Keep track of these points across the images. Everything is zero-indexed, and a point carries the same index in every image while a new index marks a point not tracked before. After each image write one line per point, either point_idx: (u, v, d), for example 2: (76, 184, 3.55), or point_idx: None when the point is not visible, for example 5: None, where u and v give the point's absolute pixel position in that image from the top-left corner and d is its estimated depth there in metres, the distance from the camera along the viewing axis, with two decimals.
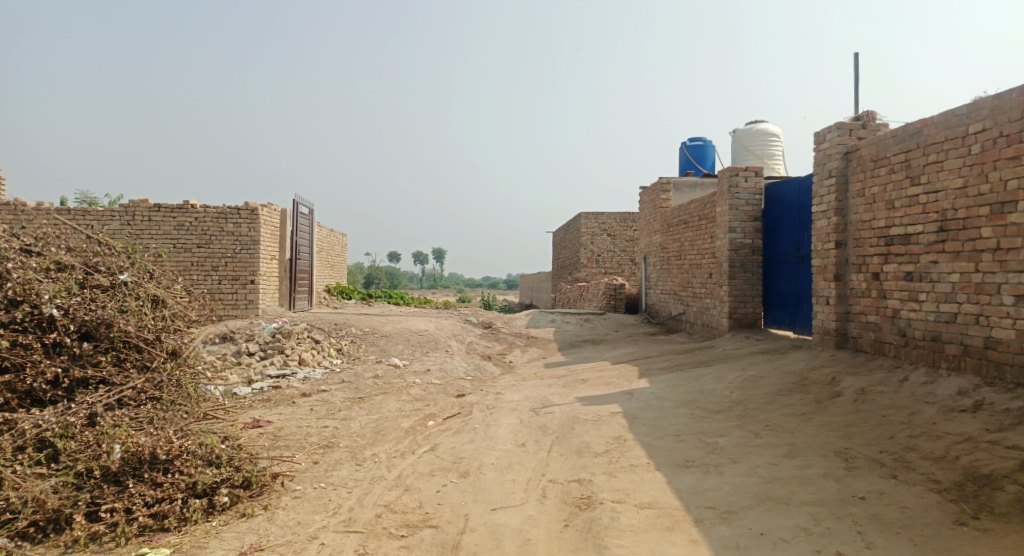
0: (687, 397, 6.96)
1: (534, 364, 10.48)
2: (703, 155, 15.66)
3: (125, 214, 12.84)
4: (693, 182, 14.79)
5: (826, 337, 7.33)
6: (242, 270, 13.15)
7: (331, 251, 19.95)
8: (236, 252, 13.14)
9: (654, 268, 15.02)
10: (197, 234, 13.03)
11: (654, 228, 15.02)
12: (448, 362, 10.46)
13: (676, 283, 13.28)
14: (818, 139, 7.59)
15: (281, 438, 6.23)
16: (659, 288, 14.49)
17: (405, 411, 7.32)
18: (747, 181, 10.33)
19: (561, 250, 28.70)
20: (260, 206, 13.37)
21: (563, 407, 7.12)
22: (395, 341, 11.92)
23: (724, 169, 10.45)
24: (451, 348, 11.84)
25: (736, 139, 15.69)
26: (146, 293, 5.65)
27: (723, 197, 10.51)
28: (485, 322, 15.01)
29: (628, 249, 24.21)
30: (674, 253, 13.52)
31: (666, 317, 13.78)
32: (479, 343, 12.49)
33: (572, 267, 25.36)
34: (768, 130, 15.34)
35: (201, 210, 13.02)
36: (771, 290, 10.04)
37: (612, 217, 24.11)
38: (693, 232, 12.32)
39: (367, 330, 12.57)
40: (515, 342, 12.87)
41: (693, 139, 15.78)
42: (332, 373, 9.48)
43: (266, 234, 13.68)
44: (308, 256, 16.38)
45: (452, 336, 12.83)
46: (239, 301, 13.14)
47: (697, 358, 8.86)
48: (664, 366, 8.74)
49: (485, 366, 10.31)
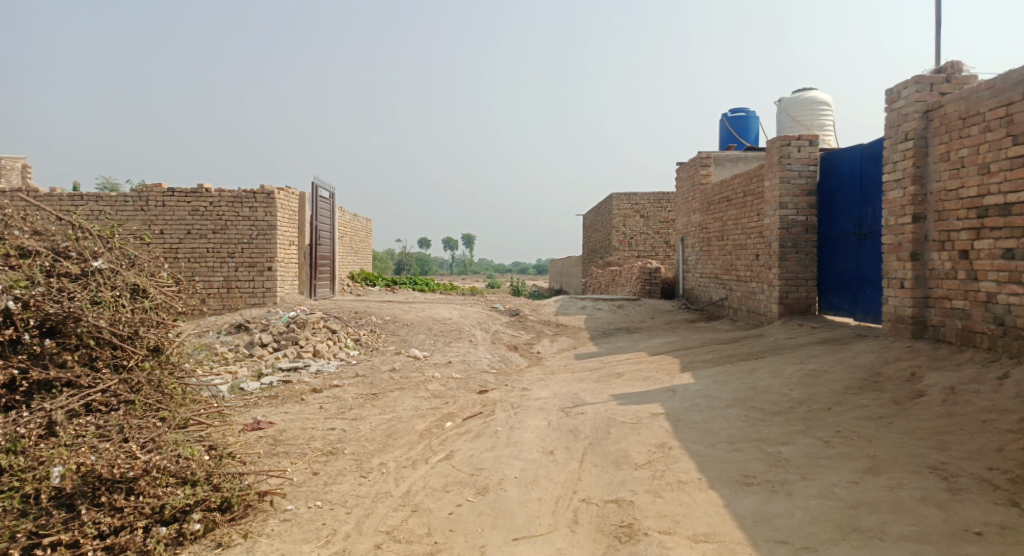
0: (739, 395, 6.11)
1: (565, 355, 9.71)
2: (746, 127, 14.57)
3: (138, 199, 12.34)
4: (735, 157, 13.75)
5: (899, 326, 6.40)
6: (259, 256, 12.60)
7: (354, 237, 19.38)
8: (253, 238, 12.58)
9: (693, 250, 14.07)
10: (212, 220, 12.50)
11: (692, 207, 14.04)
12: (472, 353, 9.74)
13: (718, 266, 12.33)
14: (891, 96, 6.62)
15: (281, 442, 5.58)
16: (698, 272, 13.54)
17: (421, 410, 6.62)
18: (800, 151, 9.33)
19: (592, 233, 27.76)
20: (277, 190, 12.77)
21: (597, 406, 6.34)
22: (417, 331, 11.24)
23: (774, 138, 9.47)
24: (476, 337, 11.13)
25: (782, 109, 14.57)
26: (125, 282, 4.87)
27: (773, 170, 9.54)
28: (512, 309, 14.26)
29: (663, 231, 23.16)
30: (715, 233, 12.56)
31: (707, 302, 12.85)
32: (506, 332, 11.75)
33: (604, 250, 24.43)
34: (817, 99, 14.18)
35: (216, 194, 12.48)
36: (827, 272, 9.09)
37: (646, 197, 23.07)
38: (737, 209, 11.35)
39: (388, 319, 11.92)
40: (544, 330, 12.10)
41: (734, 111, 14.69)
42: (348, 366, 8.85)
43: (284, 218, 13.10)
44: (329, 241, 15.80)
45: (478, 324, 12.11)
46: (256, 289, 12.60)
47: (746, 349, 7.98)
48: (709, 358, 7.89)
49: (512, 358, 9.57)
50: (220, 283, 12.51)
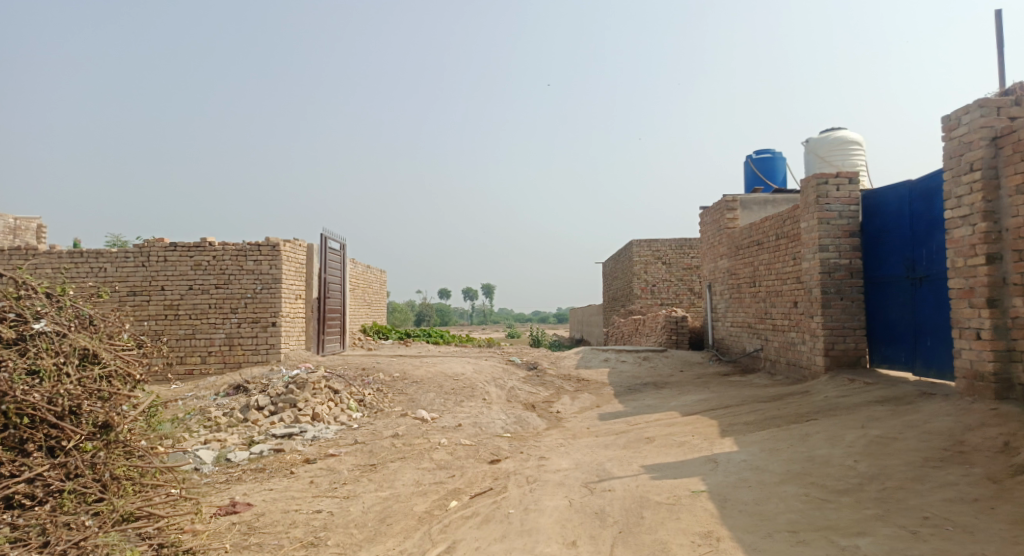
0: (794, 468, 5.20)
1: (587, 415, 8.83)
2: (773, 169, 13.87)
3: (139, 255, 11.87)
4: (763, 199, 13.01)
5: (978, 383, 5.49)
6: (263, 311, 11.97)
7: (367, 289, 18.80)
8: (257, 292, 12.00)
9: (721, 298, 13.21)
10: (215, 274, 11.96)
11: (719, 252, 13.26)
12: (485, 414, 8.89)
13: (751, 314, 11.45)
14: (949, 123, 5.88)
15: (257, 530, 4.77)
16: (729, 320, 12.64)
17: (423, 487, 5.78)
18: (838, 189, 8.57)
19: (612, 281, 26.98)
20: (282, 242, 12.25)
21: (627, 481, 5.46)
22: (427, 389, 10.43)
23: (809, 176, 8.73)
24: (491, 395, 10.29)
25: (811, 149, 13.88)
26: (72, 346, 4.16)
27: (809, 211, 8.77)
28: (530, 362, 13.42)
29: (686, 278, 22.31)
30: (746, 279, 11.72)
31: (740, 353, 11.91)
32: (523, 388, 10.90)
33: (625, 298, 23.58)
34: (847, 137, 13.48)
35: (219, 248, 11.99)
36: (876, 320, 8.22)
37: (667, 243, 22.34)
38: (770, 253, 10.55)
39: (396, 376, 11.14)
40: (564, 386, 11.22)
41: (759, 152, 14.03)
42: (349, 430, 8.05)
43: (290, 271, 12.53)
44: (339, 294, 15.20)
45: (492, 380, 11.28)
46: (259, 346, 11.92)
47: (792, 409, 7.06)
48: (751, 419, 6.98)
49: (529, 418, 8.71)
50: (222, 340, 11.87)
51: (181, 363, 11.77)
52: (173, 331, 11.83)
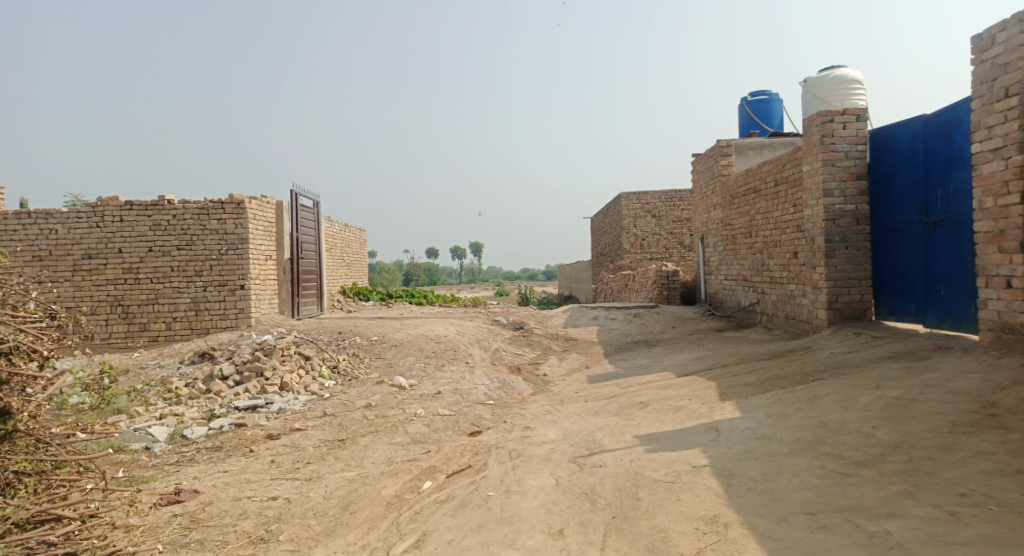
0: (805, 437, 4.66)
1: (576, 377, 8.29)
2: (769, 112, 13.11)
3: (93, 215, 11.04)
4: (759, 144, 12.30)
5: (1007, 338, 4.95)
6: (230, 273, 11.25)
7: (346, 248, 18.05)
8: (222, 253, 11.24)
9: (715, 250, 12.63)
10: (176, 234, 11.17)
11: (713, 202, 12.62)
12: (467, 379, 8.33)
13: (747, 266, 10.88)
14: (980, 43, 5.20)
15: (200, 523, 4.19)
16: (723, 274, 12.08)
17: (394, 465, 5.21)
18: (845, 128, 7.89)
19: (600, 236, 26.34)
20: (248, 199, 11.45)
21: (620, 454, 4.91)
22: (406, 353, 9.84)
23: (814, 114, 8.03)
24: (474, 358, 9.73)
25: (809, 90, 13.11)
26: None
27: (812, 152, 8.10)
28: (516, 321, 12.84)
29: (676, 232, 21.69)
30: (741, 229, 11.12)
31: (734, 308, 11.38)
32: (508, 349, 10.34)
33: (614, 253, 23.00)
34: (847, 76, 12.71)
35: (180, 206, 11.17)
36: (885, 270, 7.64)
37: (657, 196, 21.64)
38: (768, 201, 9.91)
39: (374, 340, 10.53)
40: (551, 346, 10.67)
41: (755, 94, 13.23)
42: (319, 400, 7.46)
43: (259, 231, 11.77)
44: (315, 254, 14.46)
45: (476, 342, 10.71)
46: (227, 311, 11.22)
47: (796, 368, 6.53)
48: (753, 380, 6.44)
49: (513, 382, 8.15)
50: (187, 305, 11.15)
51: (145, 330, 11.08)
52: (134, 297, 11.09)
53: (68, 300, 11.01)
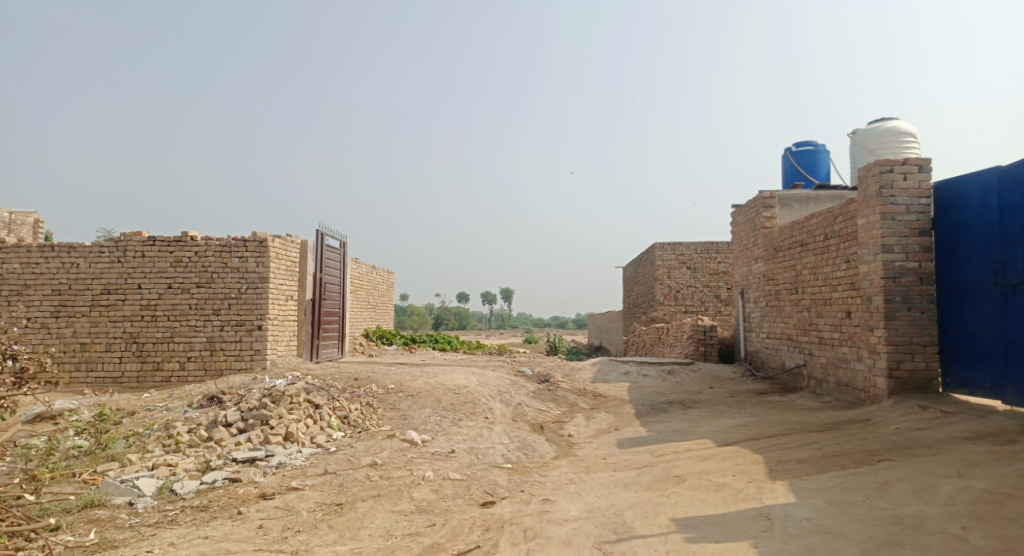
0: (878, 535, 3.90)
1: (604, 440, 7.58)
2: (815, 163, 12.46)
3: (114, 249, 10.84)
4: (804, 196, 11.64)
5: None
6: (248, 313, 10.86)
7: (372, 290, 17.71)
8: (242, 292, 10.89)
9: (756, 305, 11.88)
10: (197, 272, 10.88)
11: (754, 254, 11.94)
12: (485, 437, 7.69)
13: (793, 325, 10.11)
14: None
15: None
16: (766, 331, 11.28)
17: (394, 541, 4.56)
18: (906, 179, 7.23)
19: (633, 286, 25.65)
20: (271, 237, 11.17)
21: (655, 543, 4.20)
22: (423, 404, 9.25)
23: (870, 163, 7.42)
24: (495, 412, 9.07)
25: (859, 142, 12.49)
26: None
27: (869, 204, 7.45)
28: (542, 373, 12.18)
29: (712, 284, 20.88)
30: (787, 285, 10.39)
31: (778, 369, 10.56)
32: (532, 404, 9.67)
33: (647, 305, 22.25)
34: (900, 129, 12.05)
35: (203, 243, 10.92)
36: (954, 336, 6.88)
37: (692, 247, 20.97)
38: (817, 255, 9.22)
39: (390, 389, 9.97)
40: (579, 403, 9.97)
41: (800, 144, 12.62)
42: (323, 455, 6.89)
43: (281, 270, 11.43)
44: (339, 296, 14.10)
45: (498, 394, 10.07)
46: (243, 352, 10.78)
47: (855, 444, 5.74)
48: (806, 456, 5.67)
49: (535, 443, 7.46)
50: (202, 345, 10.76)
51: (158, 369, 10.69)
52: (149, 334, 10.75)
53: (83, 336, 10.73)
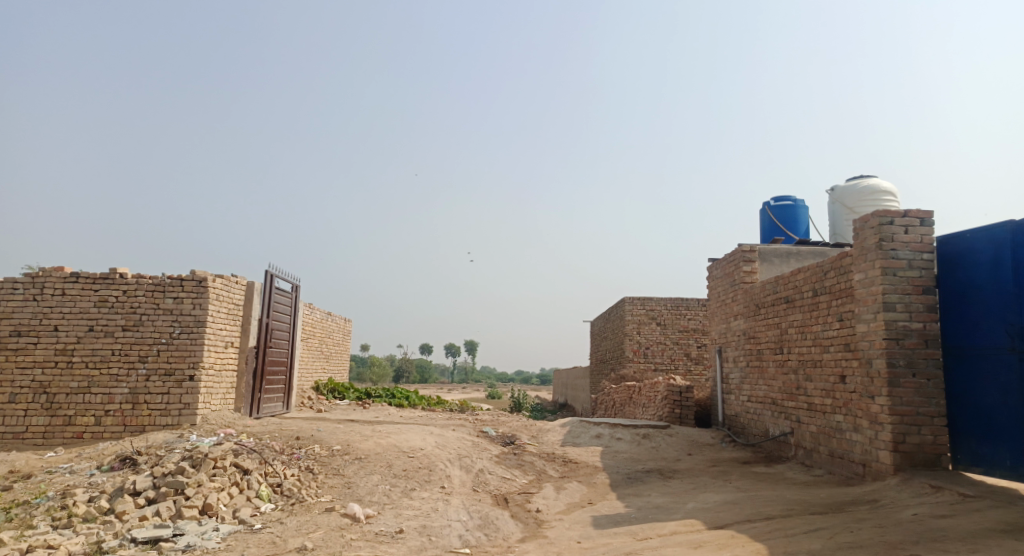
0: None
1: (577, 518, 6.63)
2: (794, 219, 12.05)
3: (30, 286, 9.66)
4: (785, 252, 11.14)
5: None
6: (180, 361, 9.71)
7: (327, 339, 16.59)
8: (174, 337, 9.76)
9: (735, 366, 11.19)
10: (124, 313, 9.74)
11: (733, 311, 11.33)
12: (440, 512, 6.67)
13: (777, 389, 9.41)
14: None
15: None
16: (747, 394, 10.56)
17: None
18: (906, 233, 6.70)
19: (601, 341, 24.93)
20: (213, 277, 10.14)
21: None
22: (372, 469, 8.18)
23: (868, 214, 6.89)
24: (453, 480, 8.04)
25: (838, 199, 12.13)
26: None
27: (867, 257, 6.88)
28: (506, 434, 11.18)
29: (682, 342, 20.26)
30: (770, 344, 9.74)
31: (761, 436, 9.80)
32: (495, 470, 8.66)
33: (616, 361, 21.48)
34: (879, 187, 11.75)
35: (133, 281, 9.82)
36: (966, 408, 6.27)
37: (662, 302, 20.44)
38: (805, 313, 8.61)
39: (336, 451, 8.87)
40: (546, 469, 9.00)
41: (779, 200, 12.22)
42: (245, 534, 5.78)
43: (222, 314, 10.36)
44: (289, 344, 12.99)
45: (457, 458, 9.05)
46: (170, 405, 9.57)
47: (871, 533, 4.93)
48: (816, 547, 4.81)
49: (498, 520, 6.47)
50: (123, 396, 9.53)
51: (69, 424, 9.39)
52: (63, 384, 9.49)
53: None
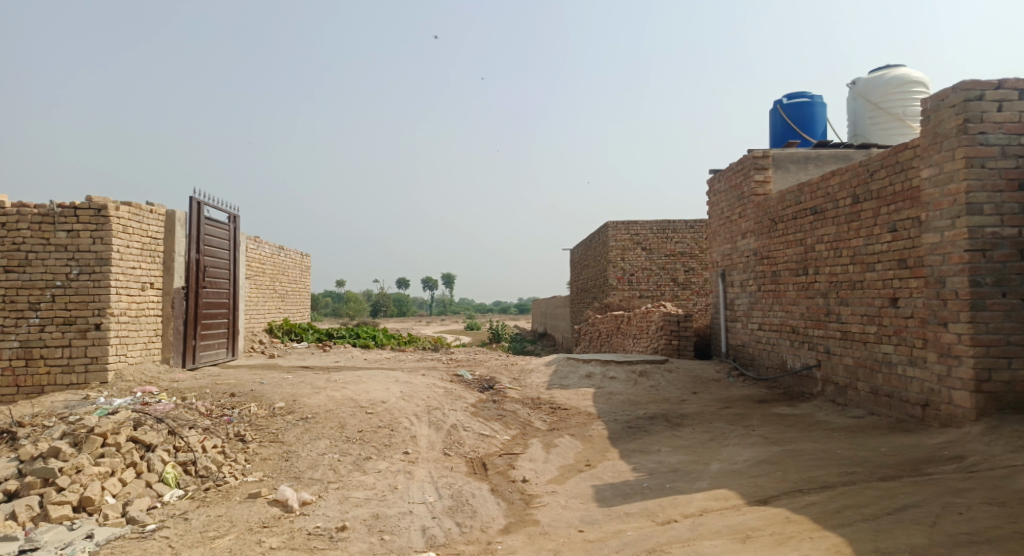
0: None
1: (575, 490, 5.22)
2: (810, 118, 10.38)
3: None
4: (802, 155, 9.52)
5: None
6: (82, 308, 7.98)
7: (280, 276, 14.82)
8: (71, 279, 7.98)
9: (743, 290, 9.76)
10: (4, 251, 7.88)
11: (740, 227, 9.80)
12: (401, 490, 5.21)
13: (799, 316, 8.01)
14: None
15: None
16: (757, 321, 9.18)
17: None
18: (1000, 110, 5.18)
19: (581, 270, 23.48)
20: (116, 204, 8.28)
21: None
22: (318, 432, 6.67)
23: (948, 88, 5.33)
24: (419, 442, 6.57)
25: (860, 93, 10.42)
26: None
27: (942, 146, 5.39)
28: (483, 377, 9.74)
29: (669, 267, 18.84)
30: (790, 263, 8.27)
31: (778, 370, 8.47)
32: (471, 424, 7.20)
33: (599, 290, 20.09)
34: (908, 77, 10.08)
35: (13, 211, 7.91)
36: None
37: (647, 226, 18.89)
38: (841, 223, 7.10)
39: (277, 410, 7.32)
40: (531, 420, 7.59)
41: (792, 96, 10.49)
42: (128, 543, 4.24)
43: (133, 248, 8.55)
44: (229, 283, 11.24)
45: (425, 412, 7.58)
46: (73, 361, 7.89)
47: (993, 520, 3.52)
48: (922, 542, 3.39)
49: (475, 500, 5.03)
50: (13, 352, 7.81)
51: None
52: None
53: None
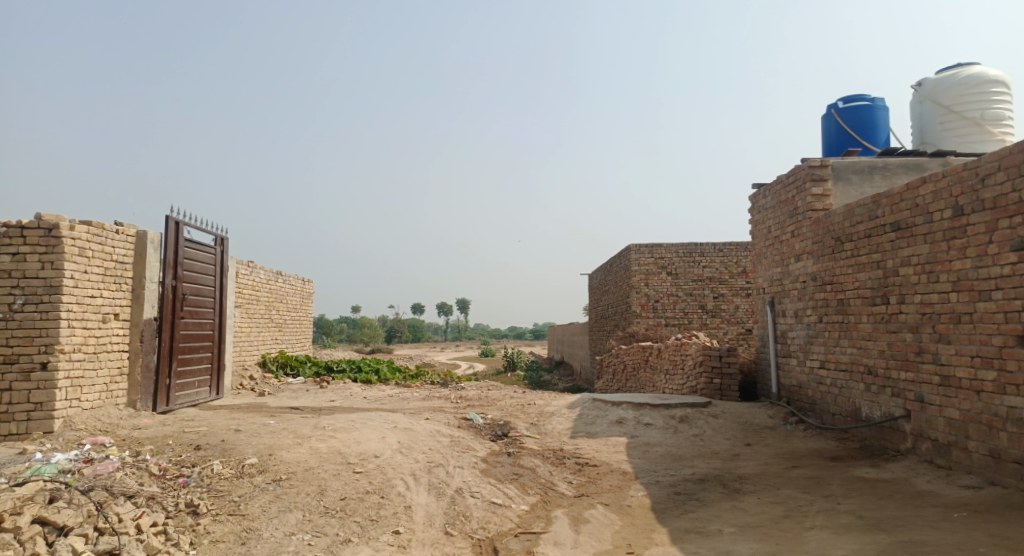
0: None
1: None
2: (870, 123, 9.08)
3: None
4: (866, 165, 8.20)
5: None
6: (25, 344, 6.81)
7: (277, 304, 13.63)
8: (15, 310, 6.83)
9: (797, 321, 8.38)
10: None
11: (794, 247, 8.46)
12: None
13: (877, 353, 6.62)
14: None
15: None
16: (818, 359, 7.80)
17: None
18: None
19: (601, 296, 22.11)
20: (71, 223, 7.16)
21: None
22: (291, 500, 5.37)
23: None
24: (415, 515, 5.25)
25: (927, 95, 9.11)
26: None
27: None
28: (496, 422, 8.39)
29: (697, 293, 17.44)
30: (862, 290, 6.90)
31: (851, 418, 7.05)
32: (481, 488, 5.87)
33: (621, 318, 18.71)
34: (985, 76, 8.77)
35: None
36: None
37: (672, 249, 17.56)
38: (939, 241, 5.74)
39: (246, 468, 6.03)
40: (554, 481, 6.23)
41: (849, 99, 9.21)
42: None
43: (92, 274, 7.41)
44: (214, 313, 10.03)
45: (425, 470, 6.25)
46: (13, 407, 6.70)
47: None
48: None
49: None
50: None
51: None
52: None
53: None
